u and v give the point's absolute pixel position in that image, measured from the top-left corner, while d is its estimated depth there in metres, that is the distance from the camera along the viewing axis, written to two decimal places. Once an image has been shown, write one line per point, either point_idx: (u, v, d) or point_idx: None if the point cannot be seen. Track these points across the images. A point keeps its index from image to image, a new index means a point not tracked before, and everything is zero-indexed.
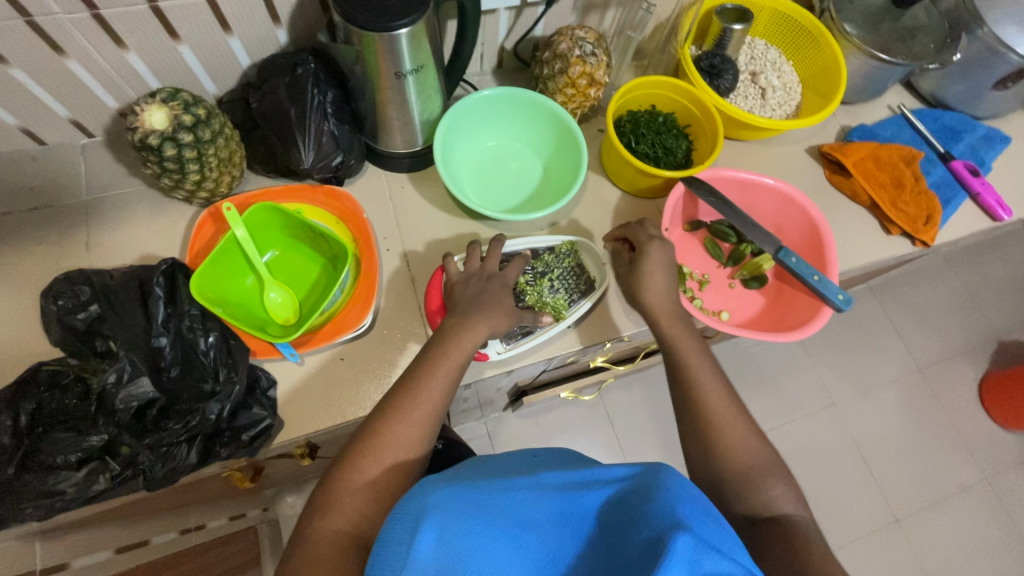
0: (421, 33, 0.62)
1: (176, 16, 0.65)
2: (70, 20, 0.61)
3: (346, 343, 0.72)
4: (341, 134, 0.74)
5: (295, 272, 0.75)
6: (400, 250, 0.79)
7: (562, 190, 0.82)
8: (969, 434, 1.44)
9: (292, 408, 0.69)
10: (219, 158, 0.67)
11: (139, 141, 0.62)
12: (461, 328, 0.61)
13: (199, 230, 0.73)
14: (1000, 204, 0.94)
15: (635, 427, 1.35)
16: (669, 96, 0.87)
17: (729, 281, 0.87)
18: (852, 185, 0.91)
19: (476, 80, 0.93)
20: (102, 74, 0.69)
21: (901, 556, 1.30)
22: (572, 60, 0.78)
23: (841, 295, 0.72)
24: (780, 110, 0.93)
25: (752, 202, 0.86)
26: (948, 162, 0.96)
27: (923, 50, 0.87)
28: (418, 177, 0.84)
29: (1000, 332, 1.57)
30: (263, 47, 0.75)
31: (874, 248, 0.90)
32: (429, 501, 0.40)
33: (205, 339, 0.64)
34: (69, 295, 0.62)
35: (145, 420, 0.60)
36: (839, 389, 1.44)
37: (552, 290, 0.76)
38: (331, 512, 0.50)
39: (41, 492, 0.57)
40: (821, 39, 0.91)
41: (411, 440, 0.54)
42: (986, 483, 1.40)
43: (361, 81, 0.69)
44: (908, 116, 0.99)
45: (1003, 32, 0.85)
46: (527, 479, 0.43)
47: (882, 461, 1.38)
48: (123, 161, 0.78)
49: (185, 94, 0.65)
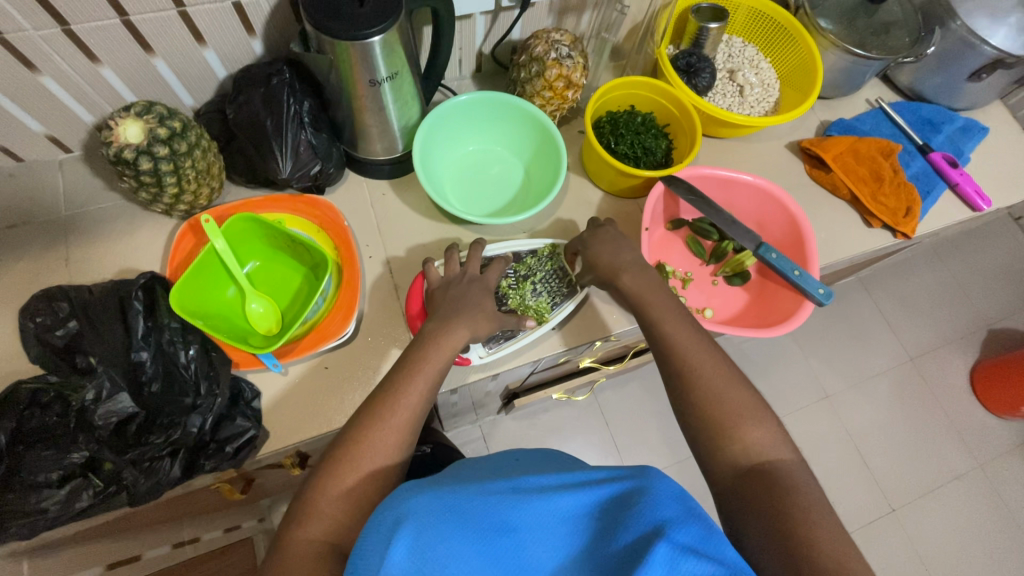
0: (394, 40, 0.63)
1: (149, 30, 0.65)
2: (40, 36, 0.61)
3: (330, 351, 0.72)
4: (318, 143, 0.74)
5: (277, 282, 0.75)
6: (383, 258, 0.79)
7: (543, 192, 0.82)
8: (961, 422, 1.45)
9: (277, 418, 0.69)
10: (196, 170, 0.67)
11: (114, 155, 0.62)
12: (440, 333, 0.61)
13: (179, 243, 0.73)
14: (979, 194, 0.94)
15: (629, 426, 1.35)
16: (647, 97, 0.88)
17: (712, 278, 0.87)
18: (832, 179, 0.91)
19: (456, 85, 0.93)
20: (77, 89, 0.69)
21: (897, 545, 1.31)
22: (548, 63, 0.78)
23: (821, 289, 0.73)
24: (758, 107, 0.94)
25: (732, 199, 0.86)
26: (926, 154, 0.97)
27: (898, 44, 0.87)
28: (399, 184, 0.84)
29: (989, 320, 1.58)
30: (238, 58, 0.75)
31: (855, 240, 0.91)
32: (408, 506, 0.40)
33: (186, 352, 0.64)
34: (47, 312, 0.63)
35: (125, 435, 0.61)
36: (832, 382, 1.45)
37: (535, 294, 0.76)
38: (308, 521, 0.50)
39: (24, 511, 0.57)
40: (796, 35, 0.92)
41: (390, 446, 0.54)
42: (979, 470, 1.41)
43: (337, 89, 0.69)
44: (886, 108, 1.00)
45: (975, 24, 0.86)
46: (508, 482, 0.44)
47: (876, 451, 1.39)
48: (101, 176, 0.78)
49: (160, 106, 0.65)
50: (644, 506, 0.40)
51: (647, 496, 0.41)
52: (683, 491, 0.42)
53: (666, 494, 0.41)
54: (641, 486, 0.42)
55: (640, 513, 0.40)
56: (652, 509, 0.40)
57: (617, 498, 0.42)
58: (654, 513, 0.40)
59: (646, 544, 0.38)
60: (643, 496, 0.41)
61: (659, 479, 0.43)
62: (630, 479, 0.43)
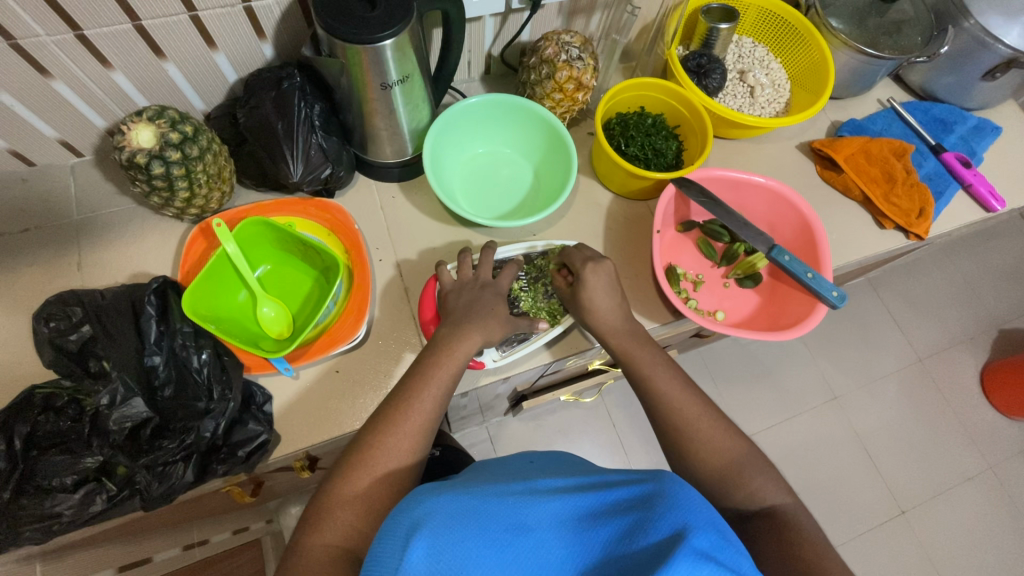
0: (406, 43, 0.62)
1: (161, 35, 0.65)
2: (54, 41, 0.61)
3: (341, 355, 0.72)
4: (329, 146, 0.73)
5: (288, 285, 0.75)
6: (393, 260, 0.79)
7: (553, 194, 0.82)
8: (972, 424, 1.44)
9: (289, 422, 0.69)
10: (208, 174, 0.67)
11: (126, 160, 0.62)
12: (453, 337, 0.61)
13: (190, 246, 0.73)
14: (993, 194, 0.93)
15: (637, 428, 1.34)
16: (658, 98, 0.87)
17: (723, 281, 0.87)
18: (844, 180, 0.91)
19: (465, 87, 0.93)
20: (89, 93, 0.69)
21: (907, 548, 1.30)
22: (558, 65, 0.77)
23: (835, 292, 0.72)
24: (768, 108, 0.94)
25: (744, 201, 0.86)
26: (939, 154, 0.96)
27: (910, 44, 0.87)
28: (409, 186, 0.84)
29: (999, 320, 1.57)
30: (249, 63, 0.75)
31: (868, 241, 0.90)
32: (423, 510, 0.41)
33: (198, 356, 0.63)
34: (61, 317, 0.63)
35: (139, 440, 0.61)
36: (841, 383, 1.44)
37: (547, 295, 0.75)
38: (323, 527, 0.50)
39: (39, 515, 0.57)
40: (807, 35, 0.91)
41: (402, 451, 0.54)
42: (991, 473, 1.40)
43: (348, 93, 0.69)
44: (898, 109, 0.99)
45: (990, 23, 0.85)
46: (522, 486, 0.45)
47: (885, 453, 1.38)
48: (112, 180, 0.78)
49: (172, 111, 0.65)
50: (659, 510, 0.40)
51: (663, 500, 0.41)
52: (700, 496, 0.42)
53: (683, 500, 0.41)
54: (658, 490, 0.42)
55: (656, 516, 0.39)
56: (670, 514, 0.39)
57: (632, 501, 0.42)
58: (670, 517, 0.39)
59: (666, 548, 0.37)
60: (660, 500, 0.41)
61: (675, 484, 0.42)
62: (645, 483, 0.43)
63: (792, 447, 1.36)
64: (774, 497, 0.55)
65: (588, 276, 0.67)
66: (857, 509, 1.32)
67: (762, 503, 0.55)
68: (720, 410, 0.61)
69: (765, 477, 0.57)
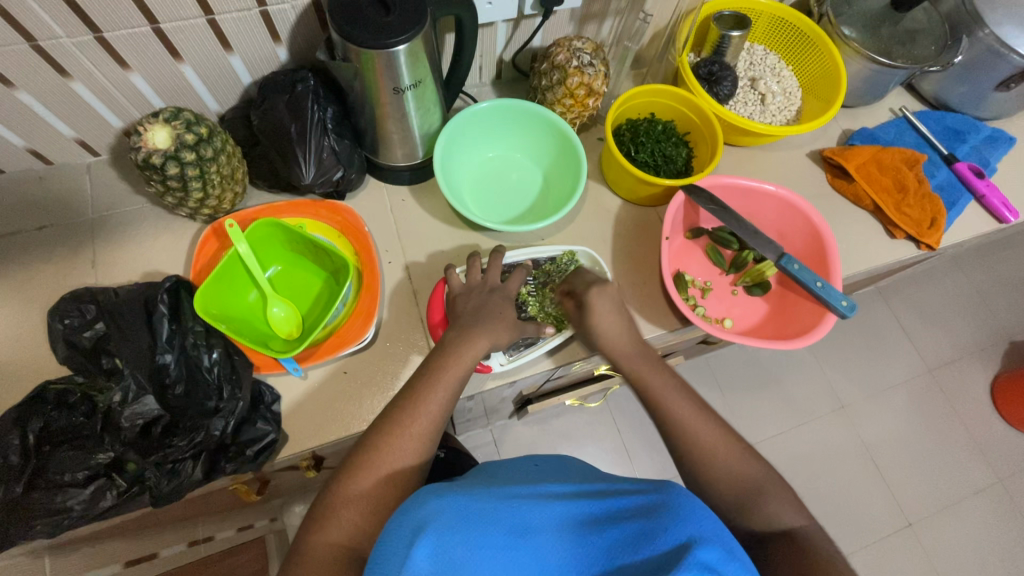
0: (419, 49, 0.63)
1: (178, 38, 0.66)
2: (74, 43, 0.62)
3: (349, 356, 0.72)
4: (341, 149, 0.74)
5: (298, 285, 0.76)
6: (402, 263, 0.80)
7: (562, 200, 0.82)
8: (982, 436, 1.42)
9: (296, 421, 0.69)
10: (221, 175, 0.68)
11: (142, 160, 0.63)
12: (461, 341, 0.61)
13: (204, 245, 0.74)
14: (1005, 205, 0.92)
15: (642, 434, 1.34)
16: (668, 104, 0.87)
17: (731, 288, 0.86)
18: (854, 189, 0.91)
19: (476, 91, 0.94)
20: (107, 94, 0.70)
21: (913, 561, 1.29)
22: (570, 71, 0.77)
23: (844, 302, 0.71)
24: (779, 115, 0.94)
25: (753, 208, 0.85)
26: (952, 164, 0.95)
27: (924, 53, 0.86)
28: (419, 190, 0.85)
29: (1011, 332, 1.55)
30: (263, 65, 0.76)
31: (878, 251, 0.90)
32: (427, 510, 0.41)
33: (209, 356, 0.64)
34: (75, 314, 0.64)
35: (151, 437, 0.61)
36: (849, 392, 1.43)
37: (554, 301, 0.76)
38: (328, 525, 0.51)
39: (50, 509, 0.58)
40: (819, 43, 0.91)
41: (409, 452, 0.54)
42: (1000, 485, 1.38)
43: (360, 97, 0.69)
44: (910, 118, 0.99)
45: (1004, 33, 0.85)
46: (525, 489, 0.45)
47: (893, 464, 1.37)
48: (127, 179, 0.79)
49: (188, 112, 0.66)
50: (665, 522, 0.40)
51: (670, 510, 0.41)
52: (704, 508, 0.42)
53: (689, 511, 0.41)
54: (664, 500, 0.42)
55: (662, 527, 0.40)
56: (677, 526, 0.40)
57: (637, 509, 0.42)
58: (677, 529, 0.40)
59: (672, 560, 0.38)
60: (666, 510, 0.41)
61: (681, 494, 0.43)
62: (651, 492, 0.44)
63: (798, 455, 1.35)
64: (780, 509, 0.55)
65: (609, 286, 0.67)
66: (863, 520, 1.31)
67: (766, 514, 0.55)
68: (727, 416, 0.60)
69: (770, 487, 0.56)
